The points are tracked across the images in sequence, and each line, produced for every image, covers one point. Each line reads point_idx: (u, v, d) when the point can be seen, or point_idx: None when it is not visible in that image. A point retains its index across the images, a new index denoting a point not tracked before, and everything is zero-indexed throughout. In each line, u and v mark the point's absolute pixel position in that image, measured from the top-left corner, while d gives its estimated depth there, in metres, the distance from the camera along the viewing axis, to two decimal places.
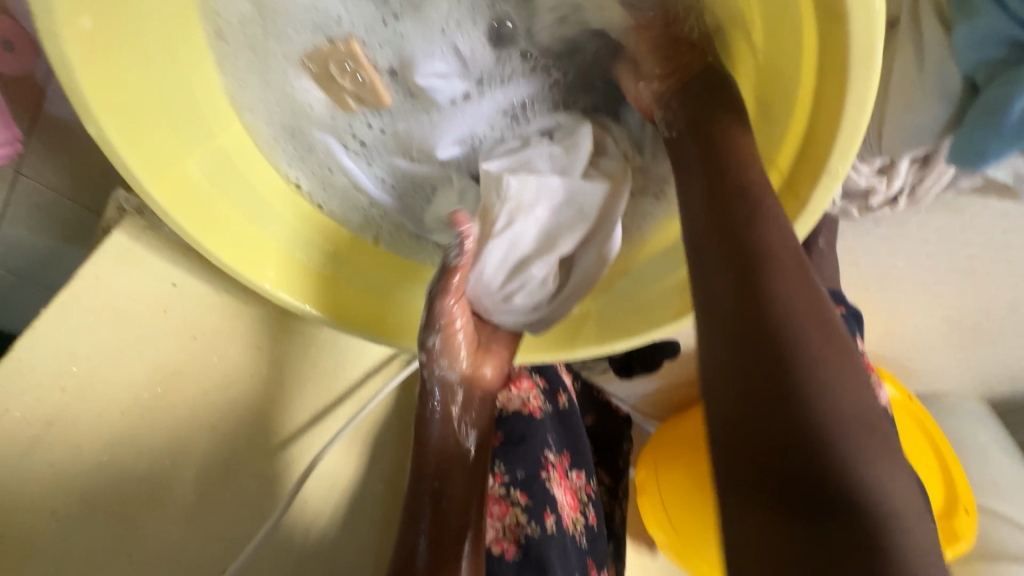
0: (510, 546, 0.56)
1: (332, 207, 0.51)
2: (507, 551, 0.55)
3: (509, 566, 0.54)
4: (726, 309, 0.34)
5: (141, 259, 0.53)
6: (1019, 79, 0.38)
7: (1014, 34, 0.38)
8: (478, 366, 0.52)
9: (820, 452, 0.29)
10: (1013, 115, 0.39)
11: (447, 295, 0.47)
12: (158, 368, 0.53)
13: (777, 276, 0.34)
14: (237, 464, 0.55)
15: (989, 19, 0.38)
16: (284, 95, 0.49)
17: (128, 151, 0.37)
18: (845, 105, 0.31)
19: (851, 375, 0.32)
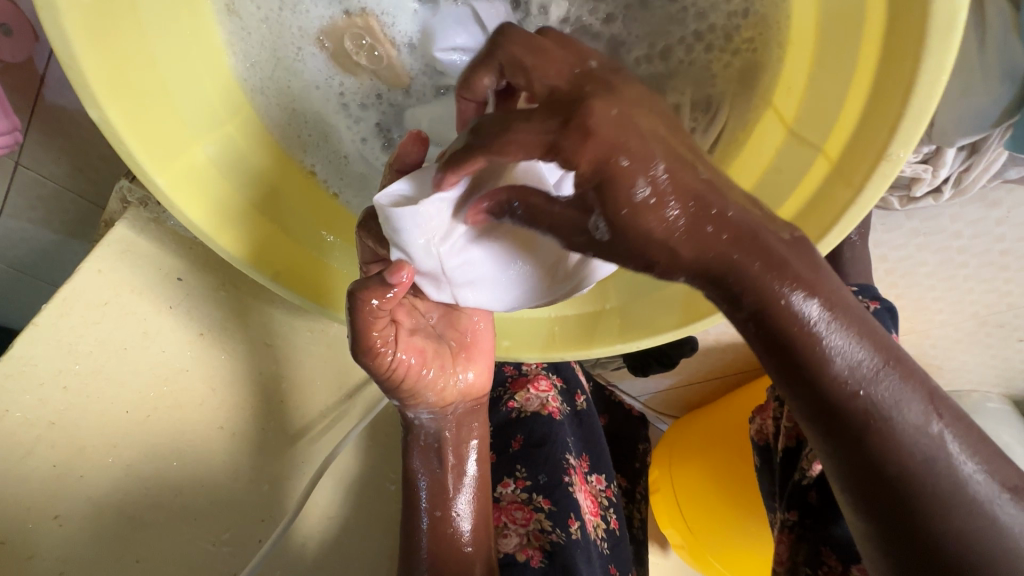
0: (535, 552, 0.53)
1: (347, 197, 0.48)
2: (532, 559, 0.53)
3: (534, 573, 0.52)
4: (791, 383, 0.28)
5: (146, 252, 0.51)
6: None
7: None
8: (450, 384, 0.49)
9: (927, 493, 0.29)
10: None
11: (386, 355, 0.42)
12: (164, 365, 0.51)
13: (831, 359, 0.27)
14: (247, 466, 0.53)
15: None
16: (293, 75, 0.46)
17: (133, 137, 0.35)
18: (915, 84, 0.28)
19: (911, 401, 0.28)
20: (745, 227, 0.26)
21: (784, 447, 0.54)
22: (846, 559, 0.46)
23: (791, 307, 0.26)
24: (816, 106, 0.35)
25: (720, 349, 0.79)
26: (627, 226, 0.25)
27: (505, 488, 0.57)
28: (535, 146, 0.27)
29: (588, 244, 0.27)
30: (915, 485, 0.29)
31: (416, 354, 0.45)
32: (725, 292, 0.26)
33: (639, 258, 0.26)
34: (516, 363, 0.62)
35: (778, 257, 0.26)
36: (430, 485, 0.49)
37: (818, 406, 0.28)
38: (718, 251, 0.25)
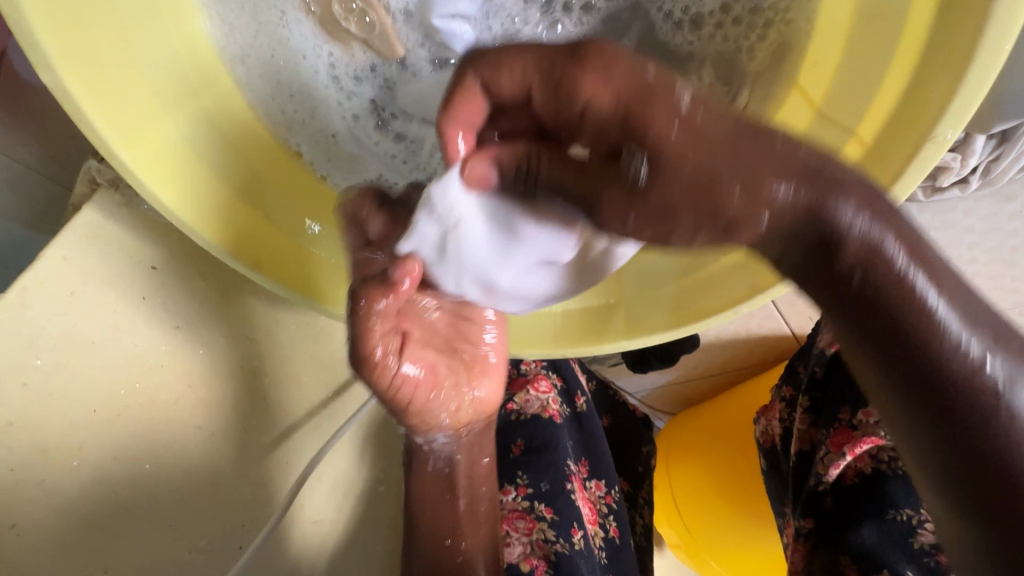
0: (540, 563, 0.51)
1: (337, 179, 0.45)
2: (537, 569, 0.51)
3: None
4: (873, 331, 0.28)
5: (116, 238, 0.47)
6: None
7: None
8: (465, 403, 0.46)
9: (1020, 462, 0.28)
10: None
11: (386, 361, 0.38)
12: (136, 361, 0.47)
13: (921, 302, 0.27)
14: (226, 469, 0.49)
15: None
16: (278, 42, 0.42)
17: (92, 104, 0.31)
18: (972, 61, 0.26)
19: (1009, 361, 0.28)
20: (816, 166, 0.27)
21: (796, 452, 0.54)
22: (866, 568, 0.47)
23: (876, 241, 0.26)
24: (849, 86, 0.32)
25: (721, 346, 0.77)
26: (664, 164, 0.28)
27: (505, 497, 0.55)
28: (535, 73, 0.31)
29: (628, 197, 0.30)
30: (1004, 454, 0.28)
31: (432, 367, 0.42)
32: (812, 245, 0.27)
33: (705, 209, 0.28)
34: (515, 361, 0.60)
35: (863, 200, 0.26)
36: (434, 512, 0.47)
37: (917, 377, 0.28)
38: (786, 204, 0.27)
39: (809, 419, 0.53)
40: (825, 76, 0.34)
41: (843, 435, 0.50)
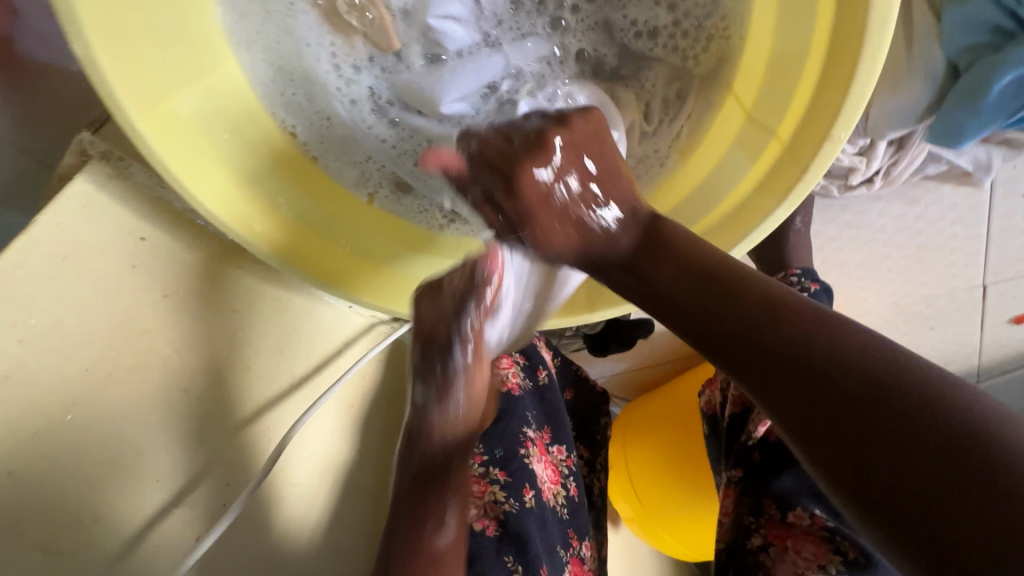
0: (490, 522, 0.58)
1: (326, 161, 0.48)
2: (487, 528, 0.58)
3: (489, 541, 0.57)
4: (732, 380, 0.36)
5: (108, 207, 0.49)
6: (1000, 65, 0.50)
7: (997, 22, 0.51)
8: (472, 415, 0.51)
9: (858, 400, 0.31)
10: (992, 96, 0.50)
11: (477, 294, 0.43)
12: (127, 325, 0.49)
13: (759, 298, 0.35)
14: (210, 431, 0.52)
15: (979, 8, 0.51)
16: (285, 30, 0.46)
17: (116, 76, 0.35)
18: (857, 74, 0.33)
19: (790, 317, 0.34)
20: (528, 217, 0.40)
21: (730, 413, 0.61)
22: (783, 508, 0.56)
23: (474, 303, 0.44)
24: (770, 94, 0.39)
25: (674, 331, 0.85)
26: None
27: None
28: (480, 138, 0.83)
29: None
30: (846, 355, 0.32)
31: (550, 173, 0.39)
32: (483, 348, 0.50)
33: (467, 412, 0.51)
34: None
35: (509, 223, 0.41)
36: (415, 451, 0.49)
37: (845, 402, 0.31)
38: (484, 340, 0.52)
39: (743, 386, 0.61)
40: (751, 86, 0.41)
41: None
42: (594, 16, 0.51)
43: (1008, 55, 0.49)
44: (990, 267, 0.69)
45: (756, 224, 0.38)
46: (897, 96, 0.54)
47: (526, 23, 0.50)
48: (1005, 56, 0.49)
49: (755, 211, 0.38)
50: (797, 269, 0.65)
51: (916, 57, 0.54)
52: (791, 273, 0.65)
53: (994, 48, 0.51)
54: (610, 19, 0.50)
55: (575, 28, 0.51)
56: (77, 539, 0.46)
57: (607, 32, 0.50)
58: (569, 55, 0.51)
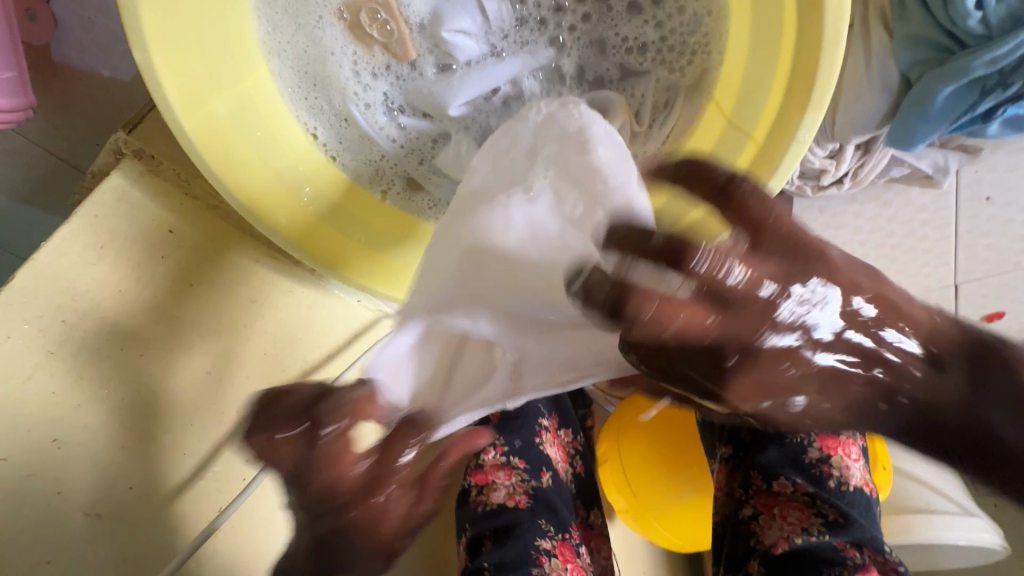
0: (522, 497, 0.64)
1: (344, 160, 0.53)
2: (521, 501, 0.64)
3: (525, 511, 0.63)
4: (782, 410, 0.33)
5: (141, 201, 0.53)
6: (943, 76, 0.54)
7: (939, 37, 0.55)
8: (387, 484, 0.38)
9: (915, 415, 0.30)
10: (937, 103, 0.55)
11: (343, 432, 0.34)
12: (157, 310, 0.53)
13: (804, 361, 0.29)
14: (231, 412, 0.56)
15: (923, 26, 0.56)
16: (312, 40, 0.51)
17: (169, 80, 0.40)
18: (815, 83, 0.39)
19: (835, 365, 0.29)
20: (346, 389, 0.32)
21: None
22: (768, 477, 0.57)
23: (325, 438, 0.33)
24: (746, 102, 0.44)
25: None
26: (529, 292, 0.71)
27: (487, 455, 0.66)
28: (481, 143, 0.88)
29: None
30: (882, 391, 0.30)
31: (778, 288, 0.28)
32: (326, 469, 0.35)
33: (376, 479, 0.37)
34: None
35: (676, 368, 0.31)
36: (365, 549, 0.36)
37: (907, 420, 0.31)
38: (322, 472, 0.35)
39: None
40: (730, 95, 0.46)
41: None
42: (589, 32, 0.56)
43: (946, 70, 0.54)
44: (961, 266, 0.74)
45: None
46: (862, 106, 0.59)
47: (526, 37, 0.56)
48: (946, 68, 0.54)
49: None
50: None
51: (874, 71, 0.59)
52: None
53: (937, 62, 0.56)
54: (602, 35, 0.55)
55: (572, 43, 0.56)
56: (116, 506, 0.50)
57: (600, 46, 0.56)
58: (566, 67, 0.57)
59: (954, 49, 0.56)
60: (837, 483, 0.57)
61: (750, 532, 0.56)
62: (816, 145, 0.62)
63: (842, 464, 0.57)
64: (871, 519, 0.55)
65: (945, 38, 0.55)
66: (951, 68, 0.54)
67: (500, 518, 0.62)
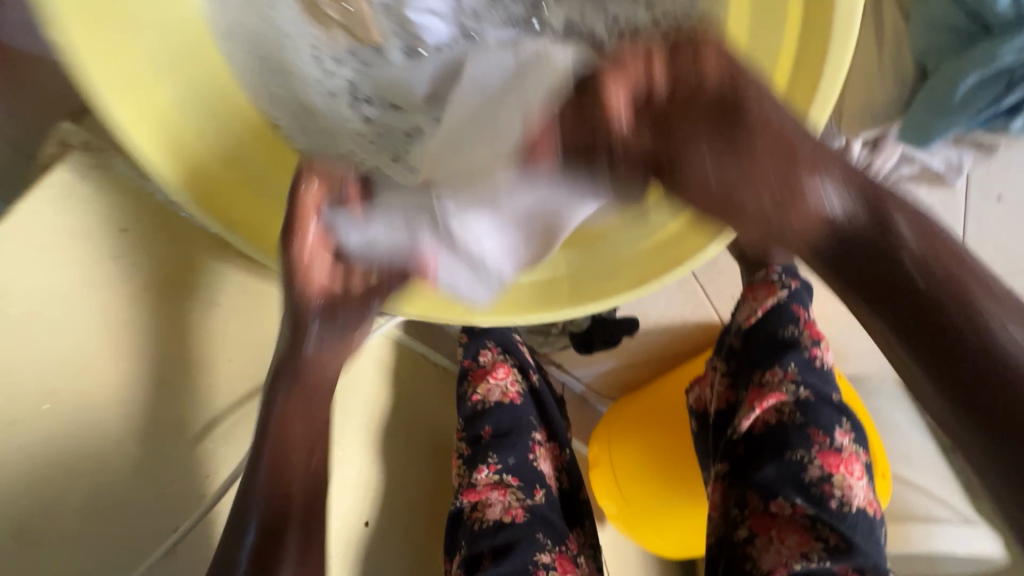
0: (518, 512, 0.59)
1: (305, 144, 0.46)
2: (517, 517, 0.59)
3: (521, 527, 0.58)
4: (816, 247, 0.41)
5: (87, 198, 0.49)
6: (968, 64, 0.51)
7: (962, 22, 0.52)
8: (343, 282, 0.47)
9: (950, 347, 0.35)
10: (960, 93, 0.51)
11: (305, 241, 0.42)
12: (105, 316, 0.48)
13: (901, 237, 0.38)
14: (179, 428, 0.51)
15: (944, 11, 0.52)
16: (265, 19, 0.47)
17: (93, 67, 0.37)
18: None
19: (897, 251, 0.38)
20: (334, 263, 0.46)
21: (716, 410, 0.63)
22: (765, 498, 0.55)
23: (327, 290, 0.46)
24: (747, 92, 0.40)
25: (658, 330, 0.85)
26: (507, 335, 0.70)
27: (480, 473, 0.62)
28: None
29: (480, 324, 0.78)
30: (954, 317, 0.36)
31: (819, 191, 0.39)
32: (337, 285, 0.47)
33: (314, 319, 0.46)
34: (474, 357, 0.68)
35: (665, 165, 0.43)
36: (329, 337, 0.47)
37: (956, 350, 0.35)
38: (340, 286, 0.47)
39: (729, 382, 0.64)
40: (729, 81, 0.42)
41: (754, 393, 0.60)
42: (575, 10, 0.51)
43: (973, 56, 0.51)
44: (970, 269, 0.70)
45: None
46: (871, 98, 0.56)
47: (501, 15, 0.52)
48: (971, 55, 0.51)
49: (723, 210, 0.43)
50: (779, 266, 0.65)
51: (886, 59, 0.56)
52: (774, 271, 0.65)
53: (961, 47, 0.52)
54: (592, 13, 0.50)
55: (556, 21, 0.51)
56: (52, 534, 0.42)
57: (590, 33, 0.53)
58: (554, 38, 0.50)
59: (979, 33, 0.52)
60: (839, 503, 0.52)
61: (744, 556, 0.53)
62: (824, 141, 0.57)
63: (844, 483, 0.53)
64: (874, 545, 0.51)
65: (969, 24, 0.52)
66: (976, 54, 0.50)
67: (497, 536, 0.57)
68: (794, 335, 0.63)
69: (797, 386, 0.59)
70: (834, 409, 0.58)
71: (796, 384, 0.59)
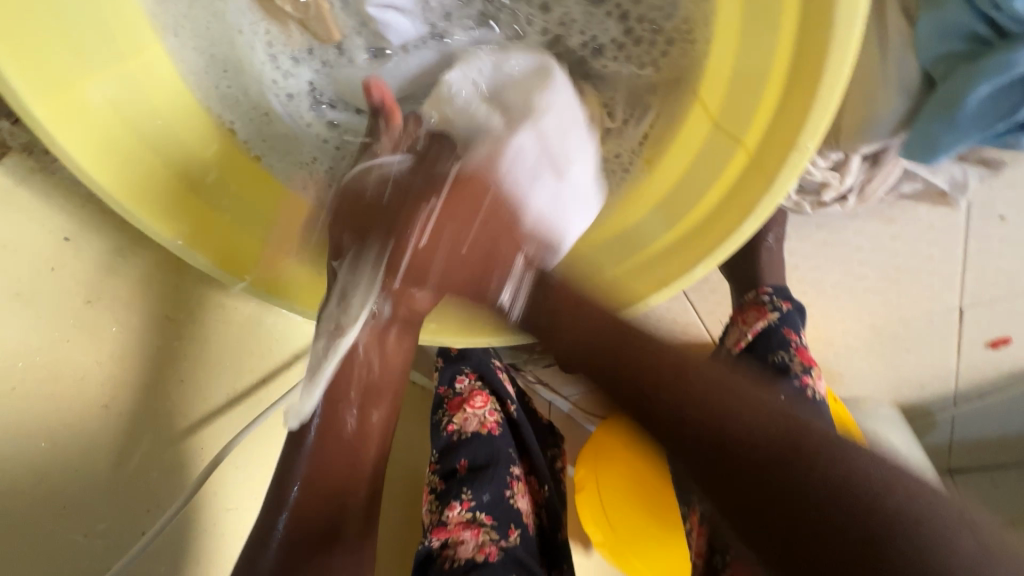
0: (492, 550, 0.55)
1: (271, 161, 0.45)
2: (490, 556, 0.55)
3: (494, 567, 0.54)
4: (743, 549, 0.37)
5: (25, 202, 0.44)
6: (976, 73, 0.47)
7: (975, 27, 0.48)
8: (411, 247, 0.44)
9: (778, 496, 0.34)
10: (968, 109, 0.48)
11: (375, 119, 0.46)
12: (36, 335, 0.45)
13: (772, 422, 0.37)
14: (120, 453, 0.48)
15: (954, 10, 0.47)
16: (215, 16, 0.43)
17: (10, 57, 0.32)
18: (818, 92, 0.32)
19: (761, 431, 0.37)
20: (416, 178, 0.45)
21: None
22: None
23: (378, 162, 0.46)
24: (735, 102, 0.37)
25: None
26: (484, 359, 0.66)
27: (451, 511, 0.58)
28: None
29: None
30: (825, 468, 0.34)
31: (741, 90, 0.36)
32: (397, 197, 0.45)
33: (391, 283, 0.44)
34: (450, 385, 0.64)
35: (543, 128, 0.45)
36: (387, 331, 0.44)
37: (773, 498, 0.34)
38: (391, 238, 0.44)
39: None
40: (718, 93, 0.39)
41: None
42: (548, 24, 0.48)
43: (985, 65, 0.47)
44: (969, 288, 0.67)
45: (722, 239, 0.37)
46: (872, 108, 0.52)
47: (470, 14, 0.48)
48: (983, 64, 0.47)
49: (712, 228, 0.38)
50: (769, 287, 0.63)
51: (886, 70, 0.51)
52: (764, 292, 0.62)
53: (971, 58, 0.49)
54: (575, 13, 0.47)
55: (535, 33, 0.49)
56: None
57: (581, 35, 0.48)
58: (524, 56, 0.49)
59: (991, 39, 0.48)
60: None
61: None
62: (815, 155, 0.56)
63: None
64: None
65: (982, 30, 0.48)
66: (988, 64, 0.47)
67: None
68: (784, 361, 0.60)
69: None
70: None
71: None
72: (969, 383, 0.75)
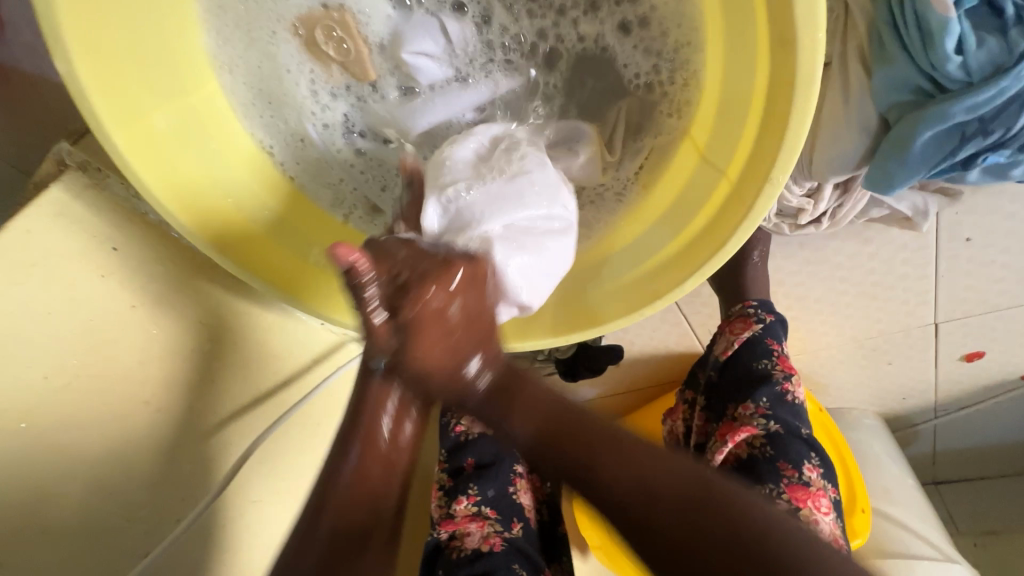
0: (497, 540, 0.59)
1: (303, 182, 0.51)
2: (495, 545, 0.59)
3: (499, 555, 0.58)
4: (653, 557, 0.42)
5: (83, 218, 0.49)
6: (921, 122, 0.53)
7: (920, 82, 0.53)
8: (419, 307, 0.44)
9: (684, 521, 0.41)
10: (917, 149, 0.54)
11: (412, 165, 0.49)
12: (89, 336, 0.50)
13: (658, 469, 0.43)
14: (156, 446, 0.53)
15: (899, 66, 0.53)
16: (266, 57, 0.48)
17: (97, 94, 0.38)
18: (786, 134, 0.38)
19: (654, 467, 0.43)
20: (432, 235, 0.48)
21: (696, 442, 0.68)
22: None
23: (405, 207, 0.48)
24: (720, 138, 0.43)
25: (643, 358, 0.85)
26: None
27: (459, 504, 0.62)
28: None
29: None
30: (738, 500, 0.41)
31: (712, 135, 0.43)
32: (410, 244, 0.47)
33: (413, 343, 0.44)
34: None
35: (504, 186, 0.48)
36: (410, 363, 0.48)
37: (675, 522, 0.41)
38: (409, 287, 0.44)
39: (705, 416, 0.68)
40: (704, 129, 0.44)
41: (727, 427, 0.62)
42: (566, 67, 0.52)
43: (928, 114, 0.53)
44: (942, 306, 0.72)
45: (707, 262, 0.43)
46: (840, 143, 0.58)
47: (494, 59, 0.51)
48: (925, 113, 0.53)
49: (700, 247, 0.44)
50: (754, 300, 0.68)
51: (851, 110, 0.57)
52: (749, 305, 0.67)
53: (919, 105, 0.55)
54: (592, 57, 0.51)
55: (556, 75, 0.53)
56: (39, 539, 0.48)
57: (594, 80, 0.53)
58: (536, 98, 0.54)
59: (934, 92, 0.54)
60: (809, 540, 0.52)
61: None
62: (791, 183, 0.63)
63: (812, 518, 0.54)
64: None
65: (926, 84, 0.53)
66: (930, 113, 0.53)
67: (474, 564, 0.56)
68: (767, 368, 0.64)
69: (768, 420, 0.60)
70: (804, 444, 0.59)
71: (767, 418, 0.60)
72: (948, 395, 0.80)
